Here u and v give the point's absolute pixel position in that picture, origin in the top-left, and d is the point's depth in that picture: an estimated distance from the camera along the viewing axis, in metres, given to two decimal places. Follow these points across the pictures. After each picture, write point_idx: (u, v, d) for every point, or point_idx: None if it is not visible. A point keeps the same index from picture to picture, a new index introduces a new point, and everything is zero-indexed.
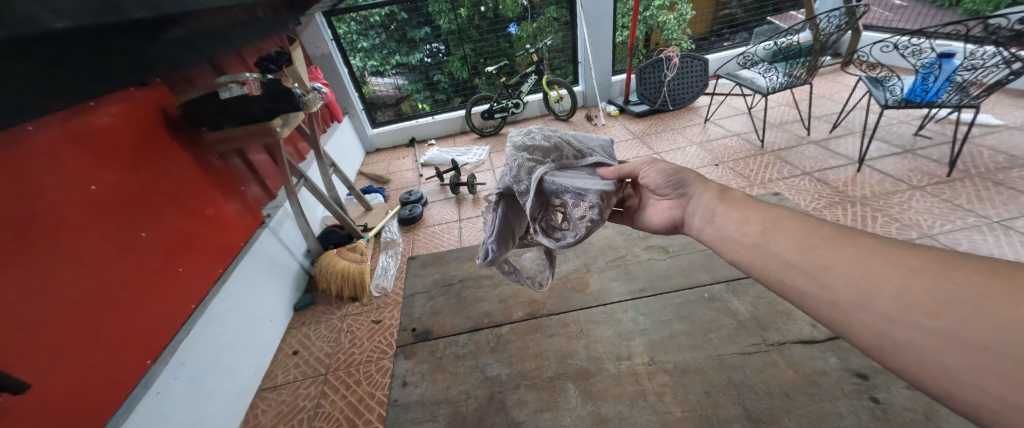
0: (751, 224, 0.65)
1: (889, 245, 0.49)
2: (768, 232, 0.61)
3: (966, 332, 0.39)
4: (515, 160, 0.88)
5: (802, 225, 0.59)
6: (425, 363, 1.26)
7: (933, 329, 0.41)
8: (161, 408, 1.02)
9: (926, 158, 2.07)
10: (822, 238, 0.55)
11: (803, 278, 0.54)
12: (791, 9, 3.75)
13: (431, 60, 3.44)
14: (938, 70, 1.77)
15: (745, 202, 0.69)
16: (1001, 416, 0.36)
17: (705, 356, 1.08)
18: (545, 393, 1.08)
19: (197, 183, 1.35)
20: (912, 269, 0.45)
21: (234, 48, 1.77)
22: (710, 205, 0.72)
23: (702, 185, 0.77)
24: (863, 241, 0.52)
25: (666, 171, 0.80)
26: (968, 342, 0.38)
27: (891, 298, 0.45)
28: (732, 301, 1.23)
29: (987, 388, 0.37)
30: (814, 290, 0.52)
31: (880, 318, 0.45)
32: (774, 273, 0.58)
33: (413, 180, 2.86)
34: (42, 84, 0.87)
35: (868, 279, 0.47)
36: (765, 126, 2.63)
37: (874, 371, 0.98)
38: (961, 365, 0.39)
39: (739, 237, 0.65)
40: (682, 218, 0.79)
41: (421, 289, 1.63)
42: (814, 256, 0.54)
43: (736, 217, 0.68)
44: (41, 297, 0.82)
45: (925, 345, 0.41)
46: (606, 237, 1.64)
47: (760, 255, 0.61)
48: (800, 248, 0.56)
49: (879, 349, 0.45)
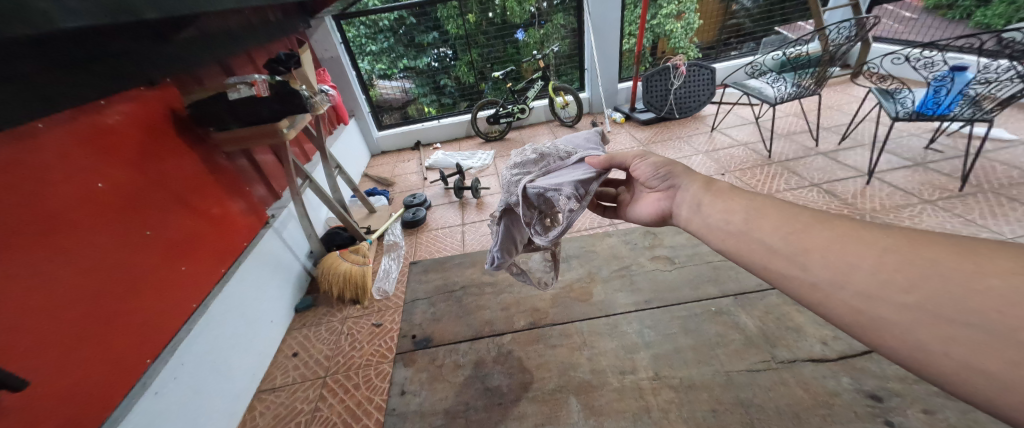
0: (735, 213, 0.63)
1: (864, 225, 0.49)
2: (752, 220, 0.60)
3: (938, 305, 0.39)
4: (505, 179, 0.94)
5: (787, 212, 0.57)
6: (424, 372, 1.21)
7: (907, 303, 0.41)
8: (159, 410, 1.01)
9: (937, 171, 2.04)
10: (804, 223, 0.54)
11: (785, 263, 0.53)
12: (799, 19, 3.74)
13: (438, 64, 3.46)
14: (950, 83, 1.72)
15: (729, 192, 0.67)
16: (972, 384, 0.37)
17: (712, 373, 1.05)
18: (546, 407, 1.05)
19: (202, 183, 1.35)
20: (885, 248, 0.45)
21: (244, 49, 1.79)
22: (696, 195, 0.70)
23: (689, 176, 0.75)
24: (841, 223, 0.51)
25: (655, 163, 0.79)
26: (941, 315, 0.39)
27: (867, 276, 0.44)
28: (740, 316, 1.20)
29: (958, 358, 0.37)
30: (796, 274, 0.51)
31: (858, 297, 0.44)
32: (758, 259, 0.56)
33: (417, 183, 2.87)
34: (54, 78, 0.89)
35: (845, 259, 0.47)
36: (773, 137, 2.60)
37: (889, 393, 0.94)
38: (933, 337, 0.39)
39: (723, 225, 0.63)
40: (670, 210, 0.76)
41: (421, 295, 1.56)
42: (795, 240, 0.53)
43: (721, 206, 0.65)
44: (42, 293, 0.82)
45: (899, 319, 0.41)
46: (610, 247, 1.62)
47: (744, 242, 0.59)
48: (782, 233, 0.55)
49: (858, 328, 0.45)
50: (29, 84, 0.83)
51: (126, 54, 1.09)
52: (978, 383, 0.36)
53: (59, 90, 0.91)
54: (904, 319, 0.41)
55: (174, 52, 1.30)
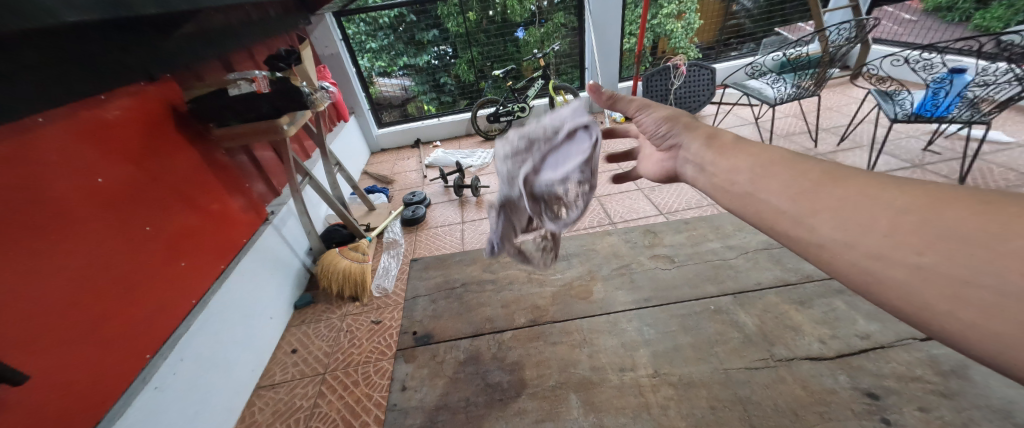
0: (740, 172, 0.60)
1: (887, 183, 0.44)
2: (758, 179, 0.57)
3: (952, 266, 0.36)
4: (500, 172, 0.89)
5: (795, 170, 0.54)
6: (425, 368, 1.21)
7: (918, 264, 0.38)
8: (158, 404, 1.01)
9: (935, 173, 2.05)
10: (813, 182, 0.50)
11: (791, 225, 0.50)
12: (799, 21, 3.77)
13: (438, 62, 3.47)
14: (949, 85, 1.72)
15: (734, 147, 0.64)
16: (975, 345, 0.35)
17: (711, 370, 1.04)
18: (546, 403, 1.06)
19: (201, 179, 1.34)
20: (901, 208, 0.41)
21: (244, 45, 1.79)
22: (699, 154, 0.68)
23: (691, 132, 0.72)
24: (854, 180, 0.47)
25: (659, 118, 0.76)
26: (952, 276, 0.36)
27: (879, 237, 0.41)
28: (738, 314, 1.18)
29: (964, 318, 0.35)
30: (804, 236, 0.48)
31: (866, 258, 0.42)
32: (769, 223, 0.53)
33: (416, 181, 2.87)
34: (49, 68, 0.88)
35: (857, 219, 0.43)
36: (772, 138, 2.62)
37: (887, 390, 0.90)
38: (941, 298, 0.37)
39: (729, 187, 0.61)
40: (674, 169, 0.76)
41: (422, 292, 1.53)
42: (802, 201, 0.50)
43: (725, 166, 0.62)
44: (44, 288, 0.82)
45: (906, 279, 0.39)
46: (611, 245, 1.62)
47: (750, 203, 0.57)
48: (790, 193, 0.52)
49: (865, 288, 0.43)
50: (24, 75, 0.83)
51: (118, 50, 1.08)
52: (981, 342, 0.35)
53: (56, 83, 0.91)
54: (909, 279, 0.39)
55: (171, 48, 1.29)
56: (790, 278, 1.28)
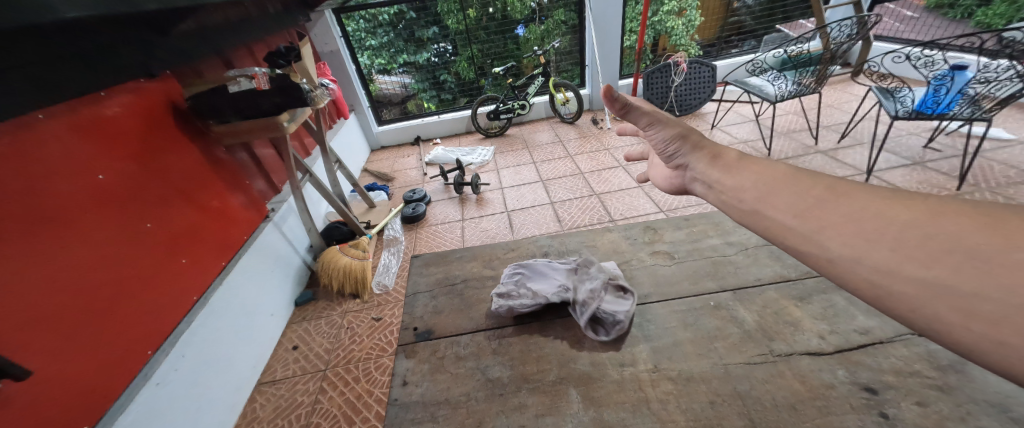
0: (746, 190, 0.59)
1: (887, 194, 0.45)
2: (764, 196, 0.56)
3: (961, 280, 0.36)
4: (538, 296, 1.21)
5: (800, 185, 0.53)
6: (425, 363, 1.21)
7: (927, 278, 0.38)
8: (159, 400, 1.01)
9: (935, 170, 2.05)
10: (818, 197, 0.50)
11: (800, 241, 0.49)
12: (801, 18, 3.75)
13: (438, 59, 3.46)
14: (950, 82, 1.73)
15: (740, 165, 0.63)
16: (992, 356, 0.35)
17: (710, 365, 1.04)
18: (546, 397, 1.06)
19: (201, 176, 1.35)
20: (906, 223, 0.41)
21: (244, 42, 1.79)
22: (705, 175, 0.66)
23: (697, 153, 0.70)
24: (857, 193, 0.47)
25: (668, 135, 0.71)
26: (963, 291, 0.36)
27: (886, 251, 0.41)
28: (738, 310, 1.18)
29: (977, 330, 0.35)
30: (811, 251, 0.47)
31: (875, 272, 0.41)
32: (772, 237, 0.53)
33: (416, 179, 2.87)
34: (52, 65, 0.89)
35: (863, 233, 0.43)
36: (773, 135, 2.62)
37: (885, 385, 0.90)
38: (952, 310, 0.36)
39: (737, 203, 0.59)
40: (681, 186, 0.76)
41: (423, 288, 1.53)
42: (809, 217, 0.49)
43: (732, 186, 0.61)
44: (45, 285, 0.83)
45: (916, 294, 0.38)
46: (611, 241, 1.63)
47: (758, 220, 0.55)
48: (795, 210, 0.51)
49: (874, 298, 0.42)
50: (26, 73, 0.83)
51: (117, 48, 1.08)
52: (996, 354, 0.34)
53: (58, 80, 0.91)
54: (919, 292, 0.38)
55: (171, 45, 1.29)
56: (789, 274, 1.28)
